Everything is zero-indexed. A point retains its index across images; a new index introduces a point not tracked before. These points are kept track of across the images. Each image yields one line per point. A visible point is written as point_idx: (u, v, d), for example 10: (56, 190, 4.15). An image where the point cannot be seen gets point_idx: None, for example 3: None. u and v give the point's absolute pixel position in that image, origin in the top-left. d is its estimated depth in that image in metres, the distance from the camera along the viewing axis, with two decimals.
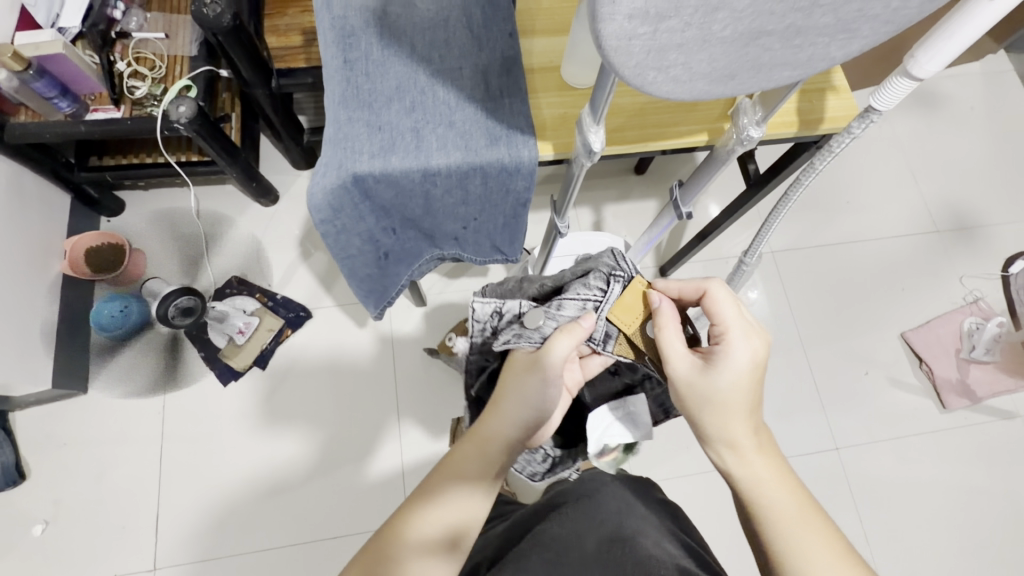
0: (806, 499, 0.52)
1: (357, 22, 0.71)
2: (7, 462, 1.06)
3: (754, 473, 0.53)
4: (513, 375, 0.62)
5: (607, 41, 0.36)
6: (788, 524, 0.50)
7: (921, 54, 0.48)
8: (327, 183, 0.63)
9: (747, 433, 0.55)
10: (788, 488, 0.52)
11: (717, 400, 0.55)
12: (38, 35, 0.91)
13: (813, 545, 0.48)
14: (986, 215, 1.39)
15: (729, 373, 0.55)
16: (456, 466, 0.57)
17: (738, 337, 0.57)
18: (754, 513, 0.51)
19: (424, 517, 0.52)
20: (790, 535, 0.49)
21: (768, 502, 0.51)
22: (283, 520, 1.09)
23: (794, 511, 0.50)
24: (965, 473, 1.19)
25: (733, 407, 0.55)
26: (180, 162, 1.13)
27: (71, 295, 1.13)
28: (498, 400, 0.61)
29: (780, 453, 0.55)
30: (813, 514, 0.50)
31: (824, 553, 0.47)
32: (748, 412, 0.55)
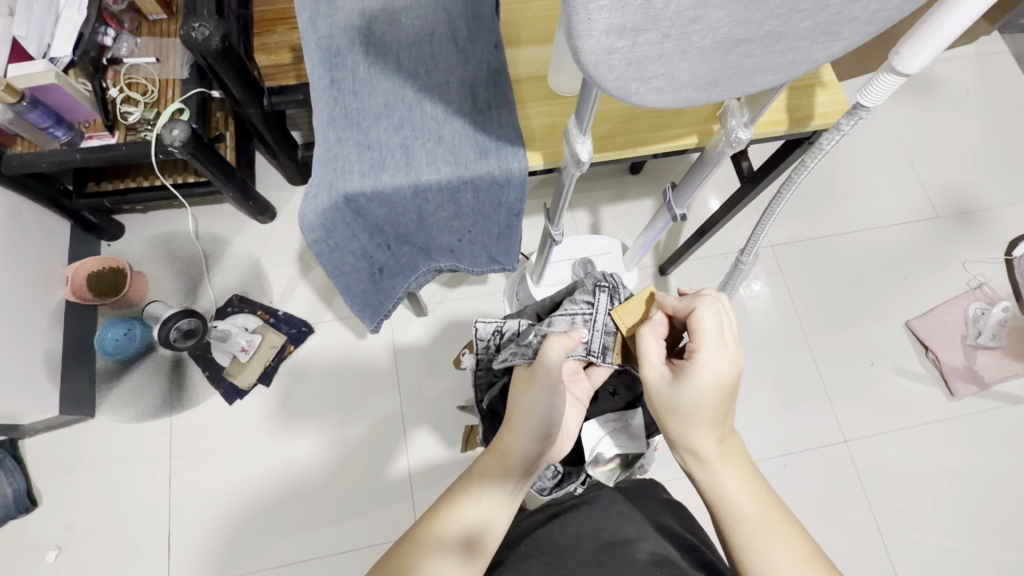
0: (771, 505, 0.52)
1: (343, 41, 0.71)
2: (19, 490, 1.07)
3: (722, 483, 0.53)
4: (520, 391, 0.59)
5: (586, 57, 0.36)
6: (754, 533, 0.50)
7: (905, 51, 0.48)
8: (319, 204, 0.63)
9: (713, 444, 0.54)
10: (755, 496, 0.52)
11: (687, 412, 0.54)
12: (30, 66, 0.92)
13: (779, 555, 0.49)
14: (987, 198, 1.38)
15: (700, 388, 0.53)
16: (474, 473, 0.57)
17: (713, 355, 0.54)
18: (722, 522, 0.52)
19: (441, 524, 0.53)
20: (756, 544, 0.49)
21: (736, 510, 0.52)
22: (295, 535, 1.09)
23: (760, 520, 0.51)
24: (977, 460, 1.18)
25: (696, 419, 0.53)
26: (176, 184, 1.14)
27: (74, 320, 1.14)
28: (512, 409, 0.58)
29: (748, 458, 0.55)
30: (778, 522, 0.51)
31: (789, 562, 0.48)
32: (716, 422, 0.54)
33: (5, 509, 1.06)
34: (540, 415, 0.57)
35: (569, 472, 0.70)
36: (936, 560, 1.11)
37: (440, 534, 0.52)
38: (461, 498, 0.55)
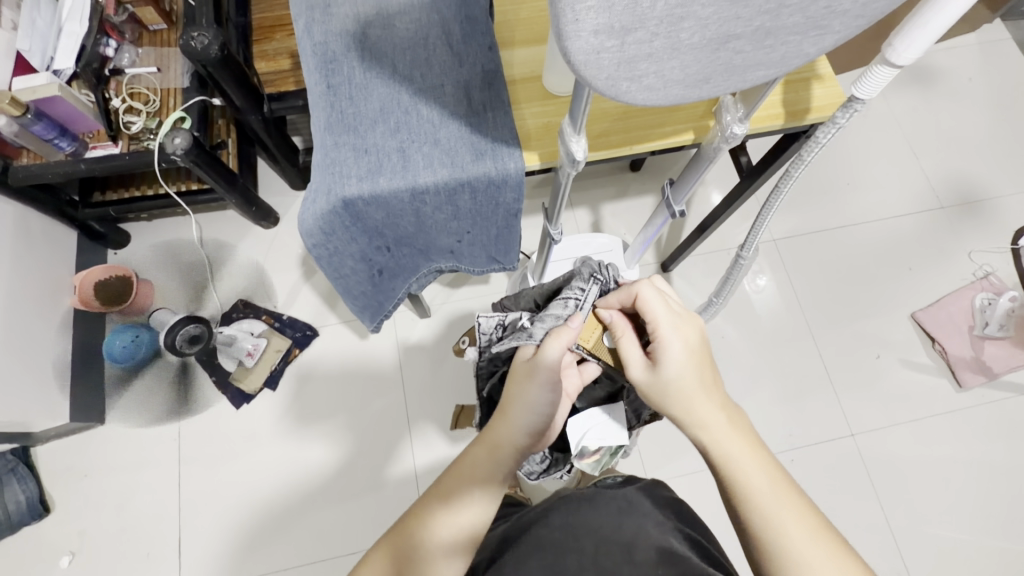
0: (777, 473, 0.52)
1: (338, 47, 0.71)
2: (32, 496, 1.09)
3: (730, 454, 0.53)
4: (515, 384, 0.59)
5: (576, 57, 0.37)
6: (761, 502, 0.50)
7: (898, 43, 0.48)
8: (317, 208, 0.64)
9: (714, 413, 0.55)
10: (759, 464, 0.52)
11: (680, 392, 0.56)
12: (33, 78, 0.94)
13: (788, 519, 0.48)
14: (993, 187, 1.37)
15: (681, 363, 0.56)
16: (462, 465, 0.57)
17: (673, 330, 0.57)
18: (731, 493, 0.51)
19: (433, 520, 0.53)
20: (767, 511, 0.49)
21: (745, 479, 0.51)
22: (303, 537, 1.10)
23: (767, 488, 0.50)
24: (986, 452, 1.17)
25: (690, 388, 0.56)
26: (179, 191, 1.15)
27: (83, 329, 1.16)
28: (506, 402, 0.59)
29: (750, 428, 0.56)
30: (784, 488, 0.51)
31: (798, 530, 0.48)
32: (710, 393, 0.56)
33: (19, 516, 1.08)
34: (530, 406, 0.58)
35: (557, 458, 0.75)
36: (946, 554, 1.11)
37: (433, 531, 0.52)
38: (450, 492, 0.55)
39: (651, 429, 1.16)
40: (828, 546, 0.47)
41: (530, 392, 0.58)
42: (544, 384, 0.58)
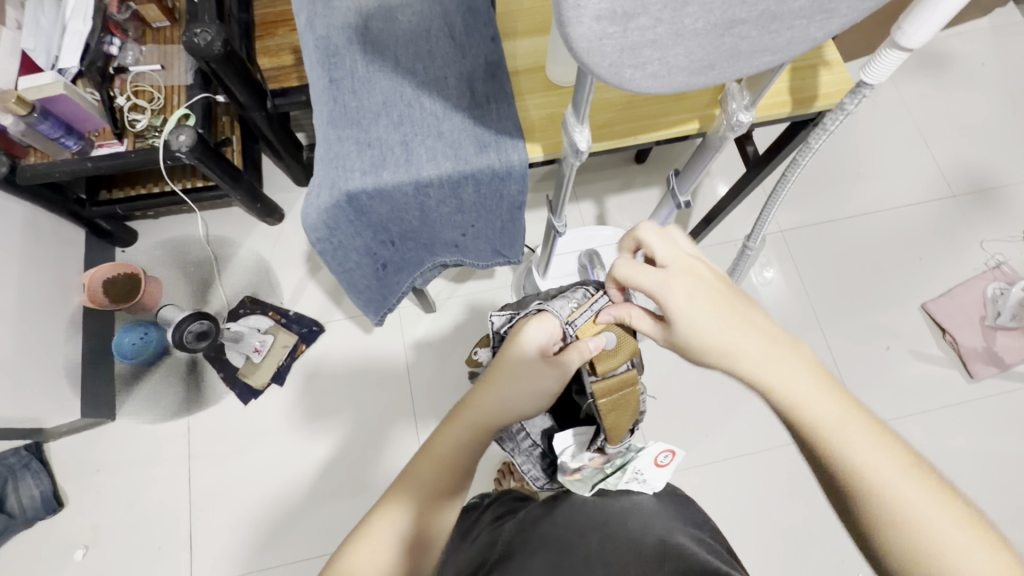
0: (854, 406, 0.46)
1: (340, 40, 0.71)
2: (46, 491, 1.11)
3: (797, 391, 0.47)
4: (514, 372, 0.55)
5: (578, 44, 0.36)
6: (838, 439, 0.44)
7: (907, 25, 0.47)
8: (321, 203, 0.64)
9: (759, 341, 0.50)
10: (833, 398, 0.47)
11: (707, 337, 0.51)
12: (39, 78, 0.94)
13: (873, 455, 0.43)
14: (1005, 174, 1.34)
15: (694, 313, 0.52)
16: (439, 462, 0.53)
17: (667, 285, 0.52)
18: (799, 424, 0.47)
19: (407, 526, 0.49)
20: (848, 450, 0.44)
21: (809, 407, 0.46)
22: (312, 531, 1.11)
23: (843, 425, 0.45)
24: (998, 442, 1.16)
25: (715, 332, 0.51)
26: (185, 189, 1.16)
27: (92, 326, 1.17)
28: (498, 388, 0.55)
29: (810, 352, 0.50)
30: (865, 422, 0.45)
31: (875, 451, 0.43)
32: (746, 326, 0.51)
33: (34, 511, 1.09)
34: (520, 401, 0.55)
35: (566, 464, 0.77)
36: None
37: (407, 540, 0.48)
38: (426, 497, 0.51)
39: (657, 422, 1.16)
40: (907, 464, 0.43)
41: (521, 386, 0.55)
42: (537, 379, 0.55)
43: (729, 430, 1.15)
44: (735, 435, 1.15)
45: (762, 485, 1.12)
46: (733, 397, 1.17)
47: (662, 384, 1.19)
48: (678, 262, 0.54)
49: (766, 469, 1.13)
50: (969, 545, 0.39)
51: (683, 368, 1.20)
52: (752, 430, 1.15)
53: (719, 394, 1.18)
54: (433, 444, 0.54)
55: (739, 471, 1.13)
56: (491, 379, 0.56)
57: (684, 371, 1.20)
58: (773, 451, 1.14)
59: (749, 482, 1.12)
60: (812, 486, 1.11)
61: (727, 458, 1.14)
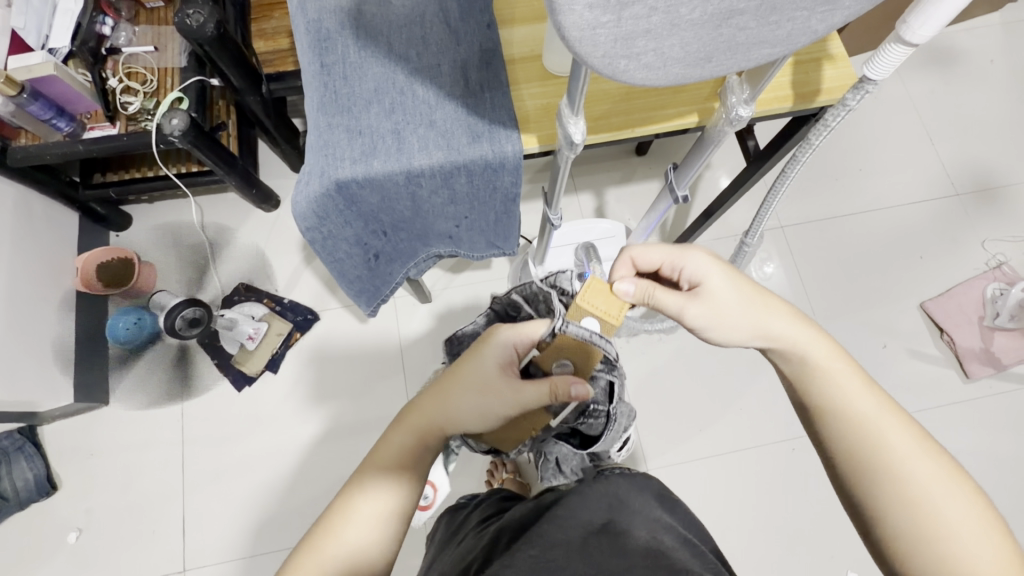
0: (880, 392, 0.53)
1: (333, 24, 0.69)
2: (39, 474, 1.11)
3: (832, 372, 0.54)
4: (466, 384, 0.56)
5: (570, 33, 0.35)
6: (861, 418, 0.51)
7: (913, 19, 0.45)
8: (311, 191, 0.63)
9: (799, 329, 0.56)
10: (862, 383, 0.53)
11: (746, 316, 0.56)
12: (29, 57, 0.92)
13: (895, 436, 0.49)
14: (1009, 173, 1.33)
15: (722, 288, 0.57)
16: (392, 456, 0.56)
17: (685, 263, 0.57)
18: (823, 399, 0.53)
19: (366, 511, 0.52)
20: (873, 429, 0.50)
21: (836, 385, 0.53)
22: (304, 519, 1.11)
23: (868, 406, 0.51)
24: (992, 441, 1.16)
25: (751, 308, 0.56)
26: (179, 173, 1.14)
27: (86, 310, 1.16)
28: (448, 396, 0.57)
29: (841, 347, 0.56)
30: (891, 408, 0.51)
31: (897, 435, 0.49)
32: (783, 310, 0.57)
33: (27, 493, 1.10)
34: (467, 414, 0.56)
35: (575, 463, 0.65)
36: None
37: (363, 526, 0.51)
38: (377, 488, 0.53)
39: (651, 417, 1.16)
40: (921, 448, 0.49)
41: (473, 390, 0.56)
42: (486, 388, 0.55)
43: (724, 426, 1.15)
44: (729, 432, 1.15)
45: (754, 482, 1.12)
46: (728, 393, 1.17)
47: (657, 380, 1.18)
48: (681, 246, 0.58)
49: (758, 465, 1.13)
50: (967, 518, 0.45)
51: (679, 363, 1.19)
52: (747, 427, 1.15)
53: (714, 389, 1.18)
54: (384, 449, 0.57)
55: (732, 467, 1.13)
56: (442, 383, 0.58)
57: (681, 367, 1.19)
58: (767, 447, 1.14)
59: (742, 478, 1.12)
60: (804, 484, 1.11)
61: (721, 454, 1.14)
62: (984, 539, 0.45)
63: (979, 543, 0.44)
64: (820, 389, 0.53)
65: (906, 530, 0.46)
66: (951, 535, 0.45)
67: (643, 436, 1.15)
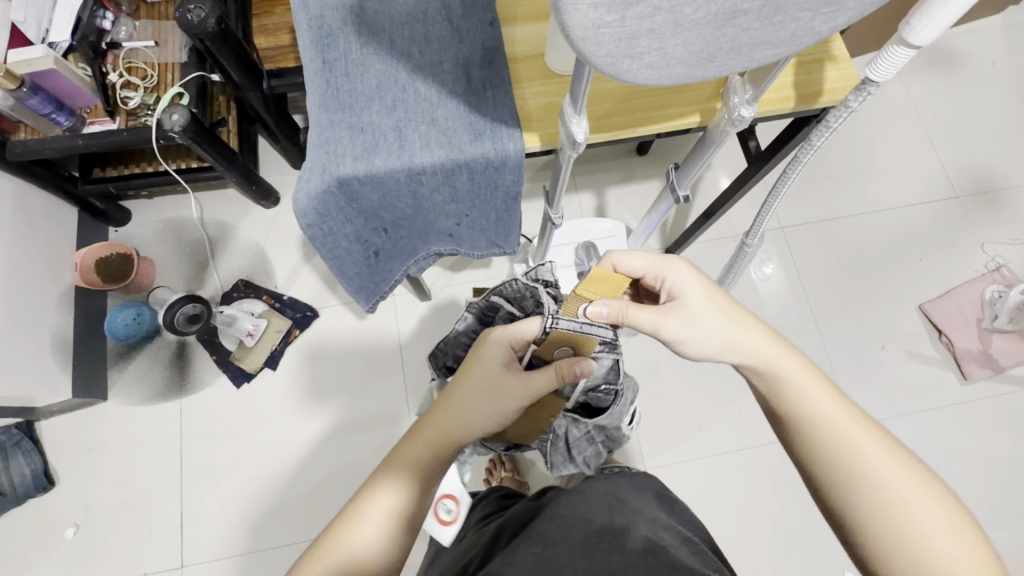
0: (846, 401, 0.53)
1: (335, 21, 0.69)
2: (37, 469, 1.11)
3: (801, 386, 0.53)
4: (475, 387, 0.56)
5: (574, 32, 0.35)
6: (834, 433, 0.51)
7: (916, 21, 0.45)
8: (312, 188, 0.63)
9: (768, 342, 0.55)
10: (828, 394, 0.53)
11: (721, 330, 0.56)
12: (29, 51, 0.92)
13: (867, 447, 0.50)
14: (1009, 176, 1.33)
15: (696, 301, 0.57)
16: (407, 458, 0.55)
17: (669, 274, 0.58)
18: (796, 415, 0.53)
19: (377, 514, 0.52)
20: (846, 442, 0.50)
21: (808, 400, 0.53)
22: (302, 516, 1.11)
23: (839, 420, 0.51)
24: (989, 442, 1.16)
25: (724, 323, 0.56)
26: (179, 169, 1.14)
27: (84, 305, 1.16)
28: (458, 402, 0.56)
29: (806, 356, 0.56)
30: (859, 416, 0.52)
31: (870, 446, 0.50)
32: (753, 323, 0.57)
33: (24, 488, 1.10)
34: (479, 417, 0.55)
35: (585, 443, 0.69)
36: None
37: (373, 528, 0.51)
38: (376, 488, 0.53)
39: (650, 416, 1.16)
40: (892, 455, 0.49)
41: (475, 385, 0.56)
42: (492, 387, 0.56)
43: (722, 426, 1.16)
44: (727, 432, 1.15)
45: (751, 482, 1.12)
46: (727, 393, 1.17)
47: (657, 379, 1.18)
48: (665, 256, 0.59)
49: (756, 464, 1.13)
50: (943, 526, 0.46)
51: (678, 363, 1.19)
52: (745, 427, 1.15)
53: (713, 389, 1.18)
54: (387, 455, 0.56)
55: (730, 467, 1.13)
56: (450, 390, 0.58)
57: (680, 366, 1.19)
58: (765, 448, 1.14)
59: (739, 478, 1.12)
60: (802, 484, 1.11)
61: (719, 454, 1.14)
62: (960, 545, 0.45)
63: (956, 550, 0.45)
64: (793, 405, 0.53)
65: (888, 545, 0.46)
66: (930, 548, 0.45)
67: (642, 436, 1.15)
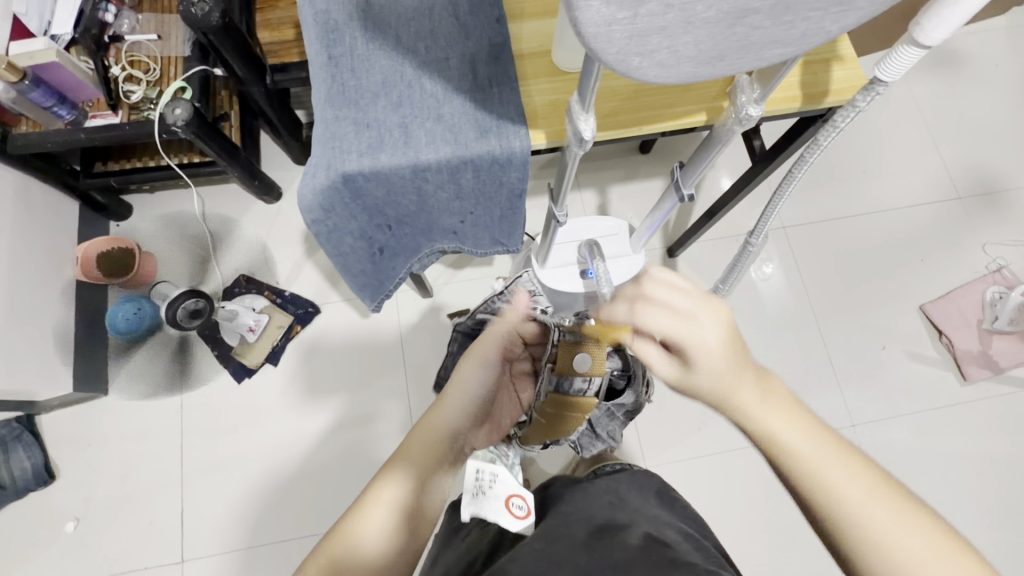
0: (821, 432, 0.49)
1: (341, 15, 0.69)
2: (37, 463, 1.11)
3: (779, 430, 0.49)
4: (475, 368, 0.63)
5: (586, 29, 0.35)
6: (817, 474, 0.47)
7: (927, 21, 0.45)
8: (317, 183, 0.63)
9: (750, 387, 0.50)
10: (796, 417, 0.49)
11: (716, 382, 0.50)
12: (31, 44, 0.91)
13: (850, 487, 0.46)
14: (1010, 177, 1.33)
15: (704, 359, 0.50)
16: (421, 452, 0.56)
17: (692, 321, 0.50)
18: (778, 460, 0.49)
19: (388, 505, 0.51)
20: (832, 483, 0.46)
21: (789, 442, 0.48)
22: (302, 511, 1.12)
23: (811, 448, 0.48)
24: (987, 443, 1.17)
25: (723, 376, 0.50)
26: (181, 164, 1.13)
27: (86, 299, 1.16)
28: (462, 385, 0.62)
29: (792, 396, 0.51)
30: (837, 449, 0.48)
31: (853, 484, 0.46)
32: (744, 368, 0.50)
33: (24, 481, 1.10)
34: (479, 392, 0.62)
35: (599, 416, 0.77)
36: None
37: (384, 520, 0.51)
38: (377, 487, 0.52)
39: (651, 414, 1.16)
40: (878, 488, 0.46)
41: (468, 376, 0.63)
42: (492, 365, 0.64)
43: (722, 424, 1.16)
44: (727, 431, 1.15)
45: (751, 481, 1.12)
46: None
47: None
48: (701, 300, 0.51)
49: (756, 463, 1.13)
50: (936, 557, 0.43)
51: None
52: None
53: None
54: (400, 449, 0.56)
55: (731, 466, 1.13)
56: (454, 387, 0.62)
57: None
58: None
59: (739, 477, 1.13)
60: None
61: (720, 452, 1.14)
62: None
63: None
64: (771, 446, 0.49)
65: None
66: None
67: (642, 434, 1.15)
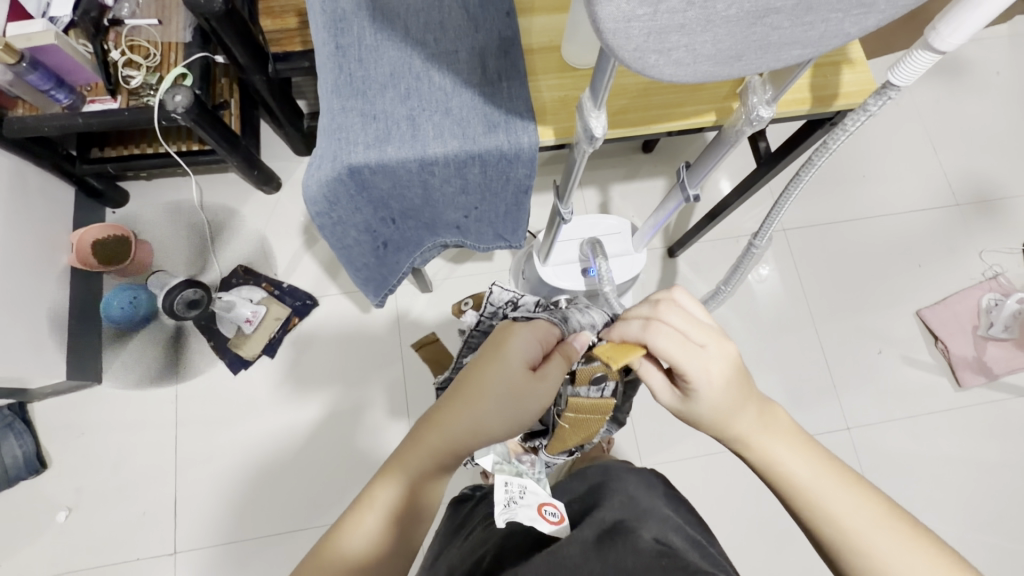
0: (822, 457, 0.51)
1: (349, 5, 0.68)
2: (29, 452, 1.09)
3: (780, 459, 0.51)
4: (496, 390, 0.52)
5: (605, 25, 0.34)
6: (816, 502, 0.48)
7: (944, 27, 0.44)
8: (322, 174, 0.62)
9: (753, 420, 0.51)
10: (801, 445, 0.52)
11: (719, 415, 0.51)
12: (29, 25, 0.89)
13: (851, 513, 0.47)
14: (1009, 185, 1.34)
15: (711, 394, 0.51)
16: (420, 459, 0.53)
17: (702, 349, 0.51)
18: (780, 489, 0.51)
19: (380, 511, 0.51)
20: (832, 510, 0.48)
21: (790, 469, 0.50)
22: (297, 504, 1.11)
23: (815, 474, 0.50)
24: (978, 448, 1.18)
25: (728, 408, 0.51)
26: (180, 151, 1.12)
27: (80, 287, 1.14)
28: (477, 405, 0.52)
29: (794, 424, 0.53)
30: (838, 475, 0.50)
31: (853, 509, 0.48)
32: (748, 396, 0.52)
33: (16, 469, 1.08)
34: (500, 419, 0.52)
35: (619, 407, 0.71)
36: None
37: (375, 525, 0.51)
38: (375, 489, 0.52)
39: (647, 413, 1.16)
40: (880, 516, 0.47)
41: (492, 400, 0.52)
42: (514, 389, 0.52)
43: None
44: None
45: (746, 481, 1.13)
46: None
47: None
48: (711, 336, 0.52)
49: None
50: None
51: None
52: None
53: None
54: (403, 451, 0.54)
55: (727, 466, 1.14)
56: (467, 395, 0.53)
57: None
58: None
59: (735, 477, 1.13)
60: None
61: (716, 452, 1.14)
62: None
63: None
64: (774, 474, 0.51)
65: None
66: None
67: (639, 433, 1.15)
